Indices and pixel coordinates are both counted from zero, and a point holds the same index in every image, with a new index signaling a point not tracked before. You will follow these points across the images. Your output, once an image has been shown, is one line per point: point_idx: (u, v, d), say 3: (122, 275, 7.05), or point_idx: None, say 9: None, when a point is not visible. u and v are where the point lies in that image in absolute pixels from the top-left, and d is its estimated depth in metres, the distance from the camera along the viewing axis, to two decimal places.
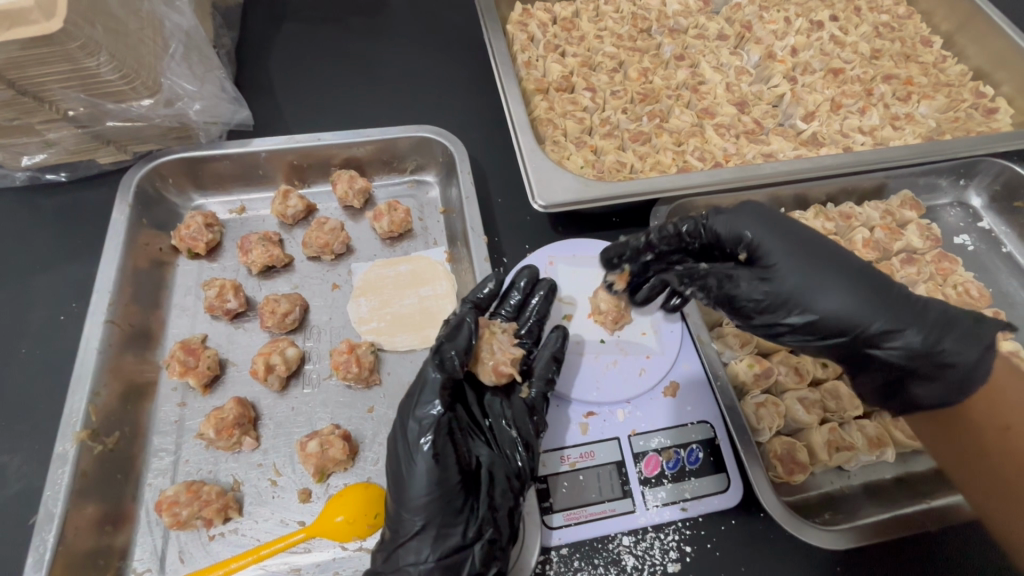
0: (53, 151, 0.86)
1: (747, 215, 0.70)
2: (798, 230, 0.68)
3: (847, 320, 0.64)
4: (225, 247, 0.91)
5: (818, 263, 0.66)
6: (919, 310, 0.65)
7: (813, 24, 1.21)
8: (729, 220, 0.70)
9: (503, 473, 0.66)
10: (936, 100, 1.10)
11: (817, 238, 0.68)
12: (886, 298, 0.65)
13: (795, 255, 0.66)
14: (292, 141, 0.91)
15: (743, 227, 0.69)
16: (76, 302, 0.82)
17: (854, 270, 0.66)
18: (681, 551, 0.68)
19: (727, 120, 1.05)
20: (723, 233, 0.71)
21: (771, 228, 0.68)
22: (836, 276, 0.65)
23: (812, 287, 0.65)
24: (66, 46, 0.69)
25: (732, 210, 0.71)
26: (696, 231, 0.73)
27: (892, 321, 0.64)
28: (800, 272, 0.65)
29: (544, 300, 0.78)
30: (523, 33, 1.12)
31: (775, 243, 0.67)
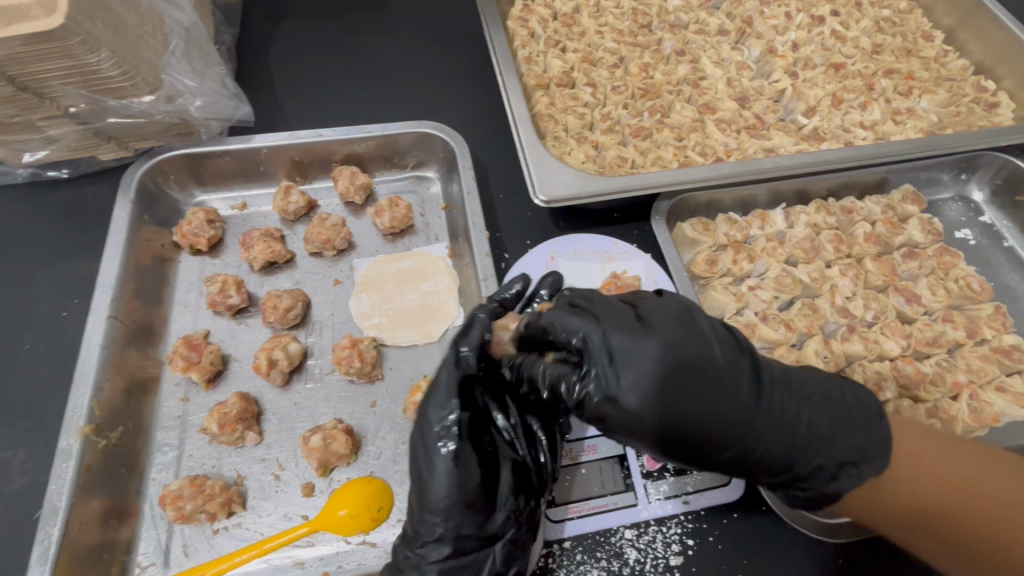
0: (55, 147, 0.86)
1: (637, 362, 0.55)
2: (696, 377, 0.56)
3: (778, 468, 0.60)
4: (227, 243, 0.91)
5: (731, 416, 0.57)
6: (802, 437, 0.59)
7: (814, 19, 1.21)
8: (610, 387, 0.55)
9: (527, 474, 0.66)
10: (937, 95, 1.10)
11: (698, 372, 0.56)
12: (798, 430, 0.59)
13: (733, 416, 0.57)
14: (293, 138, 0.91)
15: (632, 397, 0.55)
16: (80, 297, 0.82)
17: (746, 398, 0.57)
18: (684, 544, 0.69)
19: (728, 115, 1.05)
20: (633, 415, 0.55)
21: (665, 389, 0.55)
22: (756, 427, 0.57)
23: (767, 449, 0.58)
24: (67, 42, 0.69)
25: (620, 363, 0.56)
26: (575, 399, 0.57)
27: (815, 452, 0.60)
28: (710, 436, 0.56)
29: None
30: (524, 29, 1.12)
31: (666, 401, 0.55)
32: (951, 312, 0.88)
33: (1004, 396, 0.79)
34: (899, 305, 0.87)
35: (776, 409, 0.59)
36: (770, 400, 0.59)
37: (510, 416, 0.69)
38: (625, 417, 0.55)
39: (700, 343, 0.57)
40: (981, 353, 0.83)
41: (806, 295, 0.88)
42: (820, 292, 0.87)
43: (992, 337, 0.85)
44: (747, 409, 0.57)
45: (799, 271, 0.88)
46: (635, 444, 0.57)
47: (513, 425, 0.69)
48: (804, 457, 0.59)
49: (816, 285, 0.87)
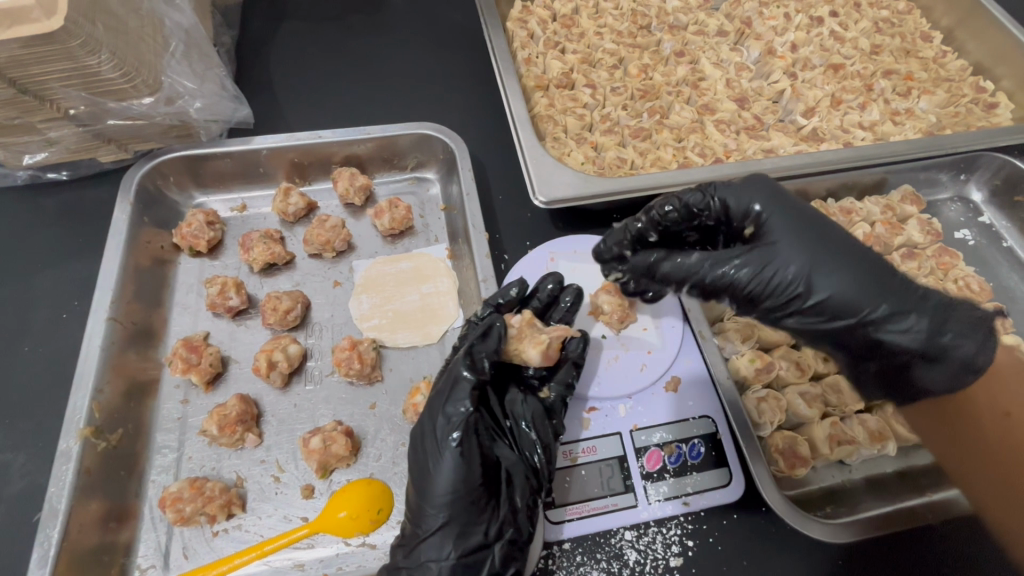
0: (54, 149, 0.86)
1: (757, 188, 0.68)
2: (809, 210, 0.67)
3: (854, 302, 0.63)
4: (227, 245, 0.91)
5: (828, 241, 0.65)
6: (900, 292, 0.64)
7: (813, 20, 1.21)
8: (738, 195, 0.68)
9: (525, 475, 0.65)
10: (935, 95, 1.10)
11: (817, 216, 0.67)
12: (897, 282, 0.64)
13: (821, 239, 0.65)
14: (293, 140, 0.91)
15: (753, 198, 0.68)
16: (79, 300, 0.82)
17: (852, 249, 0.66)
18: (684, 544, 0.69)
19: (727, 116, 1.05)
20: (733, 207, 0.69)
21: (784, 202, 0.67)
22: (849, 257, 0.64)
23: (846, 276, 0.63)
24: (67, 44, 0.69)
25: (740, 182, 0.69)
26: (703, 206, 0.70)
27: (900, 306, 0.63)
28: (806, 245, 0.64)
29: (572, 302, 0.78)
30: (523, 30, 1.12)
31: (777, 210, 0.66)
32: None
33: None
34: None
35: (881, 261, 0.65)
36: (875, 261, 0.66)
37: (507, 418, 0.70)
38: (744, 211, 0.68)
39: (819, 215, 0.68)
40: None
41: None
42: None
43: None
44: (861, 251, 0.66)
45: None
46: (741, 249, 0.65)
47: (512, 428, 0.70)
48: (894, 299, 0.63)
49: None
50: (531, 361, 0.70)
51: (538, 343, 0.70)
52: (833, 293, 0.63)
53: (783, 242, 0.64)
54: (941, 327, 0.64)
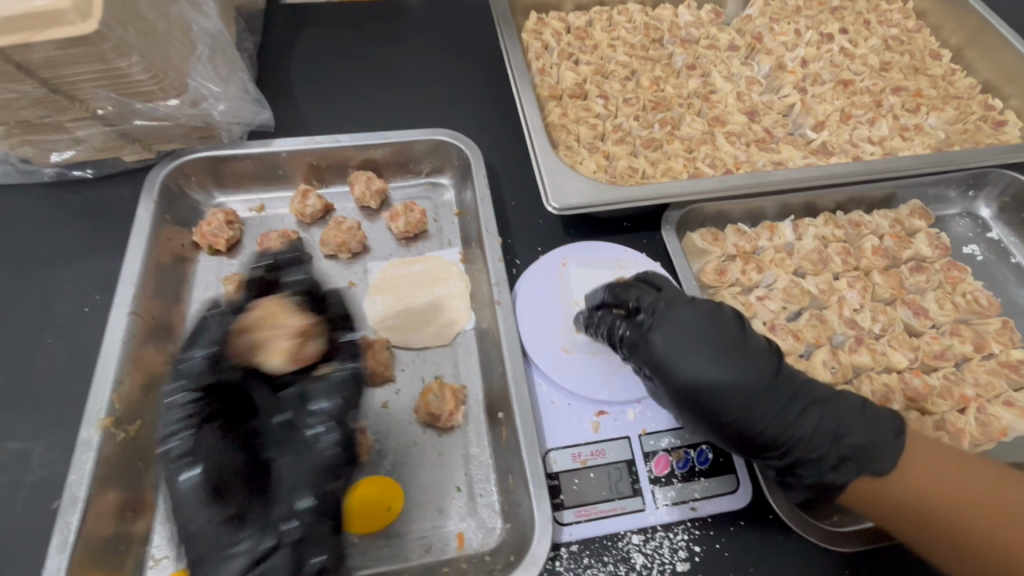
0: (82, 148, 0.89)
1: (668, 329, 0.69)
2: (718, 343, 0.69)
3: (780, 433, 0.67)
4: (244, 245, 0.92)
5: (737, 381, 0.67)
6: (796, 412, 0.68)
7: (823, 36, 1.23)
8: (655, 338, 0.69)
9: (315, 464, 0.66)
10: (945, 112, 1.11)
11: (732, 356, 0.68)
12: (810, 408, 0.68)
13: (723, 385, 0.67)
14: (312, 143, 0.94)
15: (655, 348, 0.69)
16: (100, 294, 0.84)
17: (763, 392, 0.67)
18: (690, 550, 0.69)
19: (737, 128, 1.06)
20: (657, 350, 0.69)
21: (697, 344, 0.68)
22: (766, 395, 0.67)
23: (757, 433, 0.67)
24: (99, 46, 0.72)
25: (660, 317, 0.70)
26: (633, 342, 0.71)
27: (812, 439, 0.67)
28: (730, 403, 0.67)
29: (299, 283, 0.78)
30: (538, 41, 1.15)
31: (676, 346, 0.68)
32: (959, 326, 0.87)
33: (1012, 410, 0.78)
34: (906, 318, 0.86)
35: (783, 390, 0.68)
36: (794, 395, 0.68)
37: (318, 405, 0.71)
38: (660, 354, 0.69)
39: (735, 355, 0.69)
40: (989, 367, 0.82)
41: (814, 307, 0.88)
42: (828, 303, 0.87)
43: (1000, 352, 0.84)
44: (778, 394, 0.68)
45: (808, 282, 0.88)
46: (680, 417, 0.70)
47: (287, 425, 0.69)
48: (802, 422, 0.67)
49: (824, 297, 0.87)
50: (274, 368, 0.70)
51: (277, 351, 0.70)
52: (756, 436, 0.67)
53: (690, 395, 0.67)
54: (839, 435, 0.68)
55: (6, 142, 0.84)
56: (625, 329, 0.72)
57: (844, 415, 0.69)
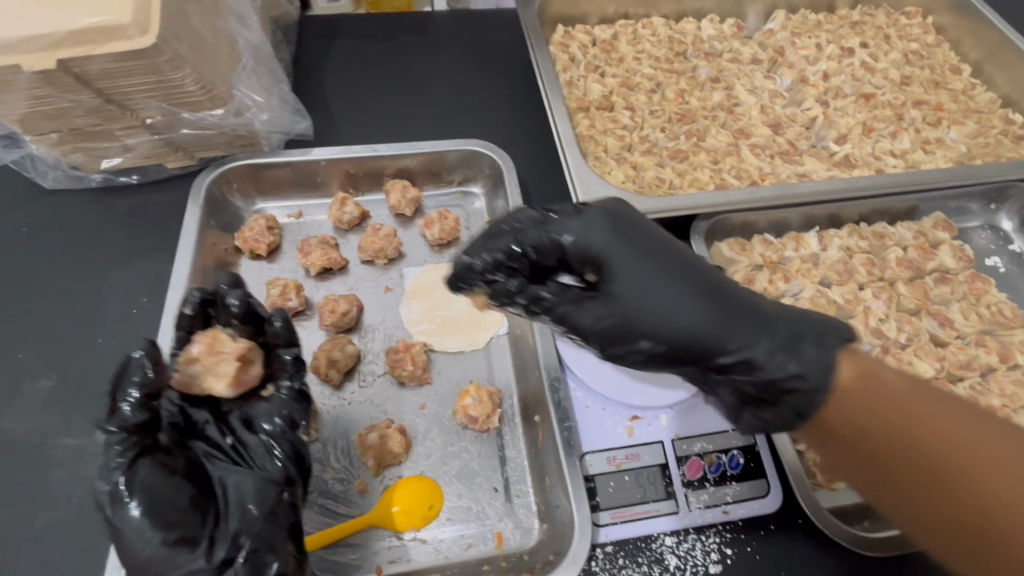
0: (130, 155, 0.93)
1: (593, 226, 0.60)
2: (647, 240, 0.61)
3: (711, 341, 0.59)
4: (284, 249, 0.95)
5: (666, 274, 0.59)
6: (739, 318, 0.59)
7: (844, 50, 1.25)
8: (582, 235, 0.60)
9: (263, 480, 0.64)
10: (966, 126, 1.13)
11: (662, 253, 0.60)
12: (732, 318, 0.59)
13: (653, 279, 0.59)
14: (349, 152, 0.97)
15: (590, 231, 0.60)
16: (147, 296, 0.87)
17: (698, 289, 0.59)
18: (722, 553, 0.71)
19: (761, 140, 1.09)
20: (569, 247, 0.60)
21: (625, 242, 0.60)
22: (706, 302, 0.59)
23: (688, 331, 0.59)
24: (155, 60, 0.76)
25: (584, 213, 0.61)
26: (548, 246, 0.60)
27: (753, 343, 0.58)
28: (658, 303, 0.58)
29: (241, 304, 0.69)
30: (565, 53, 1.18)
31: (608, 239, 0.60)
32: (984, 337, 0.88)
33: None
34: (932, 328, 0.88)
35: (727, 290, 0.60)
36: (732, 297, 0.60)
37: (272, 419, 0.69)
38: (585, 253, 0.60)
39: (659, 249, 0.60)
40: (1015, 378, 0.84)
41: (840, 316, 0.90)
42: (854, 313, 0.89)
43: None
44: (712, 289, 0.60)
45: (833, 292, 0.90)
46: (601, 322, 0.61)
47: (234, 446, 0.68)
48: (750, 333, 0.59)
49: (849, 307, 0.89)
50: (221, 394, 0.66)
51: (225, 375, 0.66)
52: (685, 338, 0.59)
53: (621, 295, 0.59)
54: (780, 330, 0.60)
55: (60, 149, 0.88)
56: (534, 227, 0.60)
57: (787, 319, 0.60)
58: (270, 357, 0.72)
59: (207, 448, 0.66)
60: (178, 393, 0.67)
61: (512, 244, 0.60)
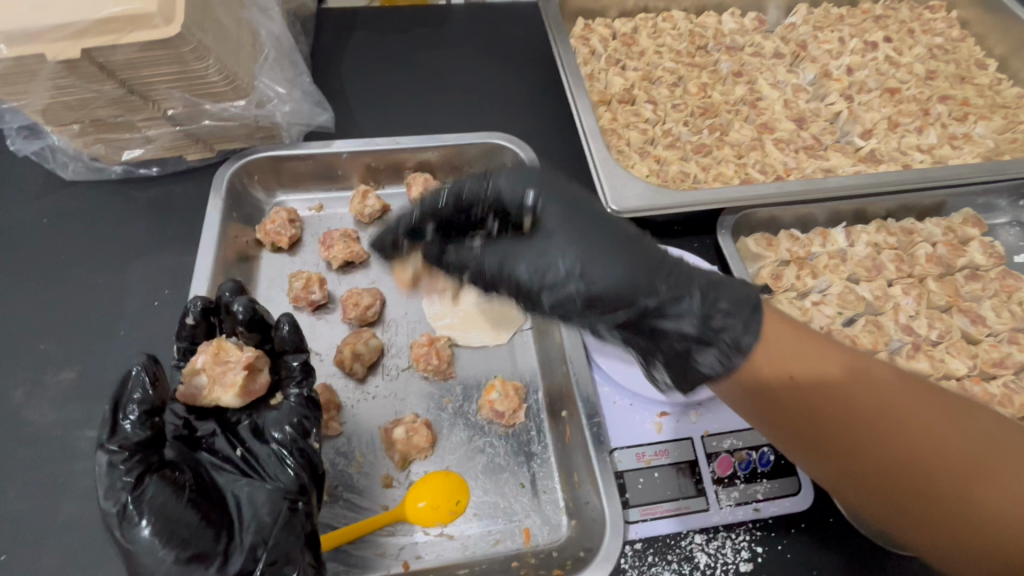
0: (152, 146, 0.92)
1: (518, 180, 0.63)
2: (569, 200, 0.64)
3: (637, 299, 0.61)
4: (305, 242, 0.95)
5: (591, 236, 0.62)
6: (658, 267, 0.63)
7: (868, 44, 1.24)
8: (506, 189, 0.64)
9: (273, 489, 0.62)
10: (993, 121, 1.11)
11: (586, 217, 0.63)
12: (658, 273, 0.62)
13: (579, 240, 0.62)
14: (371, 144, 0.96)
15: (515, 178, 0.63)
16: (169, 288, 0.87)
17: (622, 248, 0.62)
18: (753, 551, 0.70)
19: (786, 135, 1.07)
20: (499, 195, 0.64)
21: (551, 199, 0.63)
22: (623, 255, 0.62)
23: (617, 291, 0.61)
24: (180, 49, 0.75)
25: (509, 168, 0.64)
26: (477, 197, 0.64)
27: (681, 299, 0.61)
28: (588, 263, 0.61)
29: (245, 311, 0.69)
30: (585, 47, 1.17)
31: (532, 190, 0.63)
32: (1017, 335, 0.86)
33: None
34: (963, 325, 0.87)
35: (647, 248, 0.64)
36: (650, 253, 0.64)
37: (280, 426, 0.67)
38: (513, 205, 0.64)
39: (583, 212, 0.64)
40: None
41: (869, 313, 0.88)
42: (883, 309, 0.87)
43: None
44: (635, 250, 0.63)
45: (862, 288, 0.89)
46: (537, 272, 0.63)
47: (244, 456, 0.67)
48: (674, 289, 0.61)
49: (878, 303, 0.87)
50: (229, 404, 0.67)
51: (231, 385, 0.66)
52: (616, 298, 0.61)
53: (551, 245, 0.62)
54: (708, 291, 0.61)
55: (81, 140, 0.87)
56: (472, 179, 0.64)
57: (703, 275, 0.63)
58: (278, 364, 0.72)
59: (217, 461, 0.66)
60: (185, 405, 0.69)
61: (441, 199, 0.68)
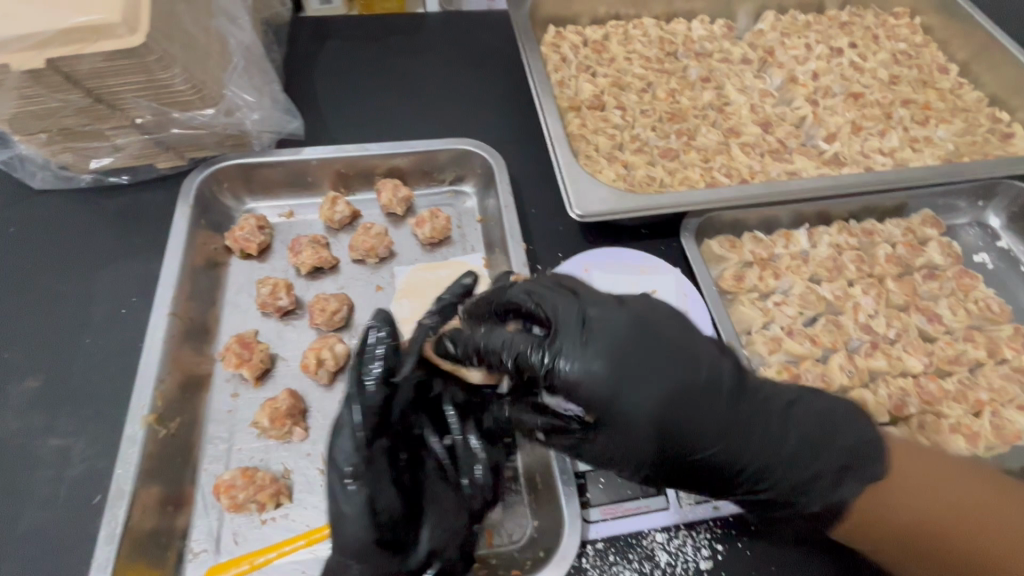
0: (120, 155, 0.93)
1: (598, 372, 0.57)
2: (666, 373, 0.57)
3: (731, 470, 0.61)
4: (275, 249, 0.95)
5: (687, 421, 0.58)
6: (749, 431, 0.61)
7: (834, 50, 1.26)
8: (582, 375, 0.57)
9: (458, 501, 0.66)
10: (953, 125, 1.14)
11: (683, 386, 0.58)
12: (755, 446, 0.61)
13: (672, 423, 0.58)
14: (340, 151, 0.98)
15: (593, 378, 0.57)
16: (137, 295, 0.87)
17: (722, 416, 0.59)
18: (712, 549, 0.71)
19: (752, 139, 1.09)
20: (570, 390, 0.57)
21: (648, 380, 0.57)
22: (702, 415, 0.58)
23: (704, 459, 0.60)
24: (145, 59, 0.76)
25: (589, 341, 0.58)
26: (546, 379, 0.58)
27: (770, 461, 0.62)
28: (678, 437, 0.58)
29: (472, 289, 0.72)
30: (556, 54, 1.19)
31: (619, 389, 0.57)
32: (972, 332, 0.88)
33: None
34: (921, 323, 0.89)
35: (745, 412, 0.61)
36: (754, 412, 0.62)
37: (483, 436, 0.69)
38: (583, 400, 0.57)
39: (686, 381, 0.58)
40: (1003, 372, 0.84)
41: (830, 312, 0.90)
42: (843, 309, 0.89)
43: (1012, 357, 0.86)
44: (734, 416, 0.60)
45: (823, 288, 0.90)
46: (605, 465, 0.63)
47: (449, 448, 0.68)
48: (769, 461, 0.62)
49: (839, 303, 0.89)
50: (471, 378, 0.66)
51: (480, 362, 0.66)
52: (701, 468, 0.61)
53: (623, 443, 0.60)
54: (813, 460, 0.63)
55: (49, 149, 0.88)
56: (537, 351, 0.58)
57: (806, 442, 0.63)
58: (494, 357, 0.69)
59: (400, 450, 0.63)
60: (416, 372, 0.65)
61: (504, 355, 0.60)
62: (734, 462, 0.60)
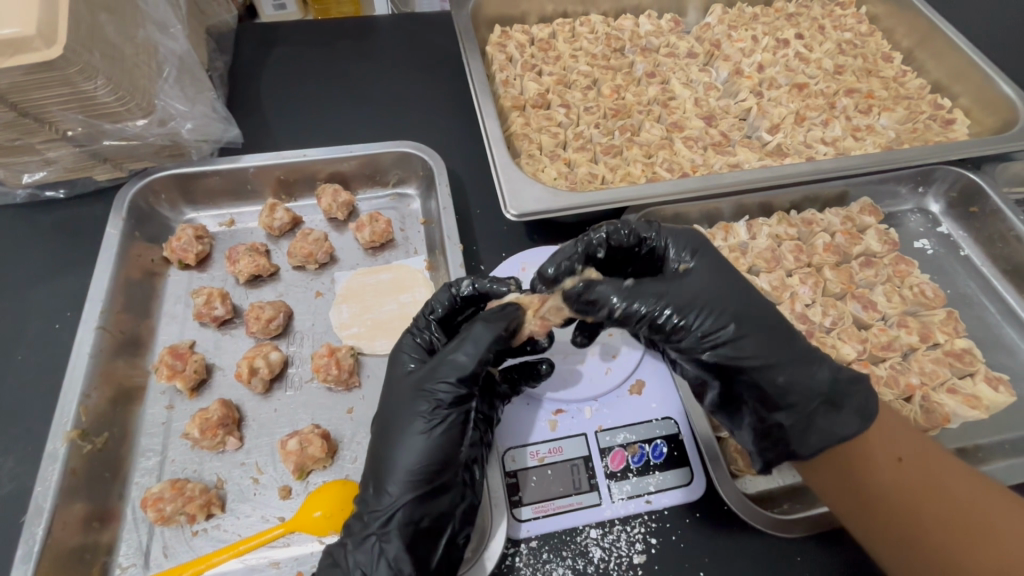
0: (52, 169, 0.91)
1: (690, 235, 0.76)
2: (731, 262, 0.76)
3: (788, 342, 0.69)
4: (214, 258, 0.95)
5: (748, 288, 0.72)
6: (792, 327, 0.72)
7: (780, 42, 1.27)
8: (679, 237, 0.76)
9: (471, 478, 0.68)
10: (895, 112, 1.15)
11: (744, 276, 0.75)
12: (798, 334, 0.71)
13: (740, 285, 0.71)
14: (278, 158, 0.96)
15: (691, 236, 0.75)
16: (71, 310, 0.86)
17: (770, 302, 0.73)
18: (647, 542, 0.71)
19: (695, 133, 1.10)
20: (670, 242, 0.75)
21: (719, 255, 0.75)
22: (758, 292, 0.73)
23: (760, 322, 0.69)
24: (65, 71, 0.75)
25: (678, 226, 0.78)
26: (648, 238, 0.76)
27: (814, 355, 0.70)
28: (745, 293, 0.71)
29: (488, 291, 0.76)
30: (502, 53, 1.18)
31: (704, 254, 0.74)
32: (906, 318, 0.90)
33: (955, 397, 0.81)
34: (856, 311, 0.90)
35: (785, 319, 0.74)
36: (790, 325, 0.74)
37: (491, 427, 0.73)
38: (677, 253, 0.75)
39: (744, 276, 0.76)
40: (934, 356, 0.85)
41: (768, 303, 0.91)
42: (780, 299, 0.90)
43: (944, 341, 0.87)
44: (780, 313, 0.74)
45: (760, 280, 0.91)
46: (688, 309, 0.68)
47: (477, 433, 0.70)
48: (811, 358, 0.69)
49: (776, 293, 0.90)
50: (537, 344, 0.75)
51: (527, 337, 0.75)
52: (766, 331, 0.69)
53: (709, 286, 0.70)
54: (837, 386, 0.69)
55: None
56: (642, 223, 0.77)
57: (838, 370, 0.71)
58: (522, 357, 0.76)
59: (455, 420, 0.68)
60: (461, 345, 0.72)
61: (617, 226, 0.76)
62: (788, 336, 0.69)
